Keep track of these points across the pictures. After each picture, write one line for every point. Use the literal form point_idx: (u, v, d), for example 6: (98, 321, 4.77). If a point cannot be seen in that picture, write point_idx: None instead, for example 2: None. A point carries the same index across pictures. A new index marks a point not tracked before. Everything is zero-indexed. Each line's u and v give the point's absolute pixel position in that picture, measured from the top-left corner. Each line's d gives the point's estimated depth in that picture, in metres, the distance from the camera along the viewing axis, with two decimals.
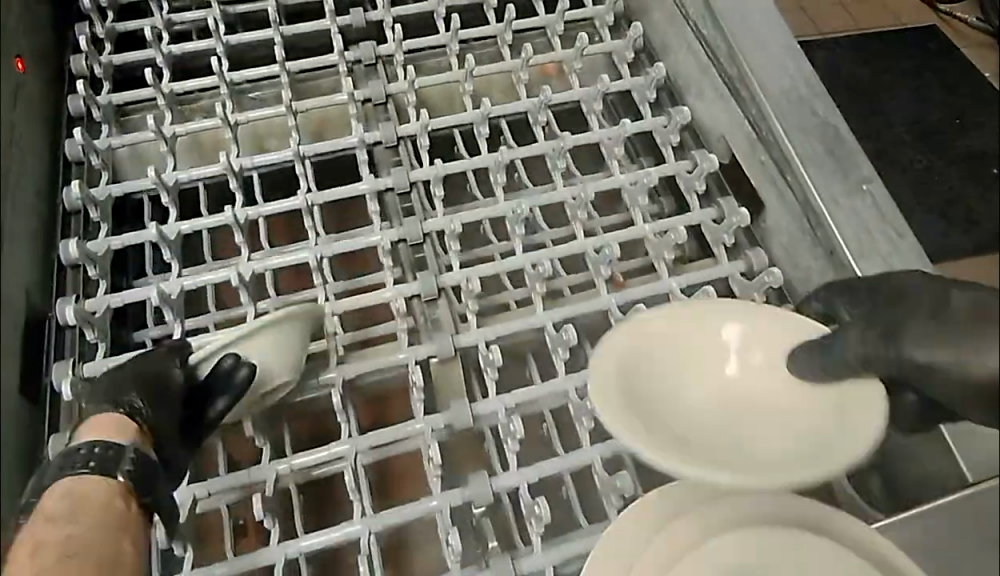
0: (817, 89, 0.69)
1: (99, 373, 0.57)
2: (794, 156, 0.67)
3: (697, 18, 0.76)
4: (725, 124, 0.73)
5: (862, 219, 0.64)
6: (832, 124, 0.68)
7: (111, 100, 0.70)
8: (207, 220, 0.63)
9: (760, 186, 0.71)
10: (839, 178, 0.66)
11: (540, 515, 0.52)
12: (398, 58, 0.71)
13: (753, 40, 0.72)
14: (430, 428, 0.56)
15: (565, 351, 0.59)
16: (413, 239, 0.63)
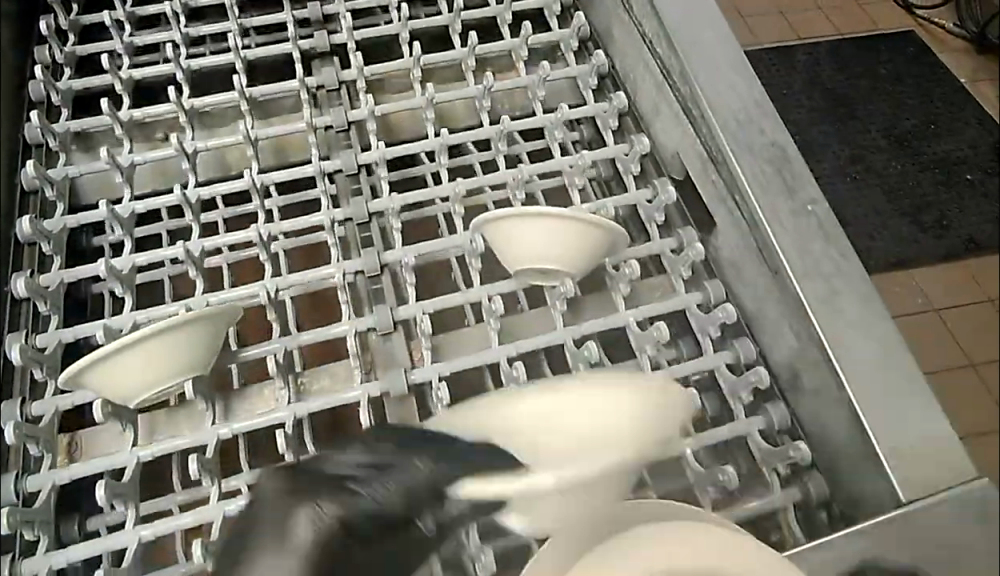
0: (765, 109, 0.73)
1: (51, 343, 0.61)
2: (741, 177, 0.70)
3: (654, 40, 0.79)
4: (677, 142, 0.77)
5: (802, 237, 0.67)
6: (780, 147, 0.71)
7: (69, 129, 0.72)
8: (159, 199, 0.68)
9: (712, 205, 0.74)
10: (786, 198, 0.69)
11: None
12: (349, 45, 0.76)
13: (706, 62, 0.75)
14: (366, 394, 0.61)
15: (496, 320, 0.65)
16: (359, 218, 0.69)
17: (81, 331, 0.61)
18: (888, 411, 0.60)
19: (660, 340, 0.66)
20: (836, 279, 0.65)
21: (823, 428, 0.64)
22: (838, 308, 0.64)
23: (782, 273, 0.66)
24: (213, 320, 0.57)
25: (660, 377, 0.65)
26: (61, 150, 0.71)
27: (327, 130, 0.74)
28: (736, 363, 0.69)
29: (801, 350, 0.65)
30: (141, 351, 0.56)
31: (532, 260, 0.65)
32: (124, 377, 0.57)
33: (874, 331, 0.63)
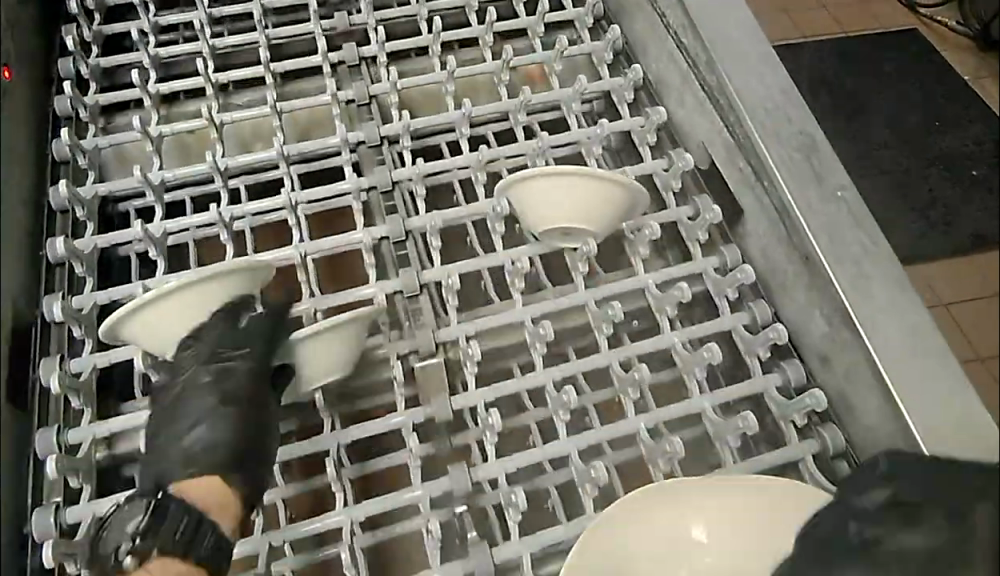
0: (793, 97, 0.70)
1: (88, 305, 0.61)
2: (771, 165, 0.67)
3: (677, 26, 0.77)
4: (705, 132, 0.75)
5: (835, 221, 0.64)
6: (809, 134, 0.68)
7: (97, 101, 0.72)
8: (192, 219, 0.65)
9: (742, 196, 0.72)
10: (816, 185, 0.66)
11: (518, 503, 0.54)
12: (381, 59, 0.72)
13: (729, 48, 0.73)
14: (410, 422, 0.58)
15: (542, 346, 0.61)
16: (396, 237, 0.64)
17: (117, 355, 0.60)
18: (920, 395, 0.58)
19: (682, 301, 0.63)
20: (865, 261, 0.62)
21: (850, 405, 0.62)
22: (869, 292, 0.61)
23: (813, 261, 0.64)
24: (245, 269, 0.58)
25: (678, 336, 0.63)
26: (91, 123, 0.71)
27: (349, 104, 0.72)
28: (752, 324, 0.68)
29: (832, 334, 0.63)
30: (175, 299, 0.56)
31: (555, 221, 0.63)
32: (161, 327, 0.58)
33: (908, 317, 0.60)
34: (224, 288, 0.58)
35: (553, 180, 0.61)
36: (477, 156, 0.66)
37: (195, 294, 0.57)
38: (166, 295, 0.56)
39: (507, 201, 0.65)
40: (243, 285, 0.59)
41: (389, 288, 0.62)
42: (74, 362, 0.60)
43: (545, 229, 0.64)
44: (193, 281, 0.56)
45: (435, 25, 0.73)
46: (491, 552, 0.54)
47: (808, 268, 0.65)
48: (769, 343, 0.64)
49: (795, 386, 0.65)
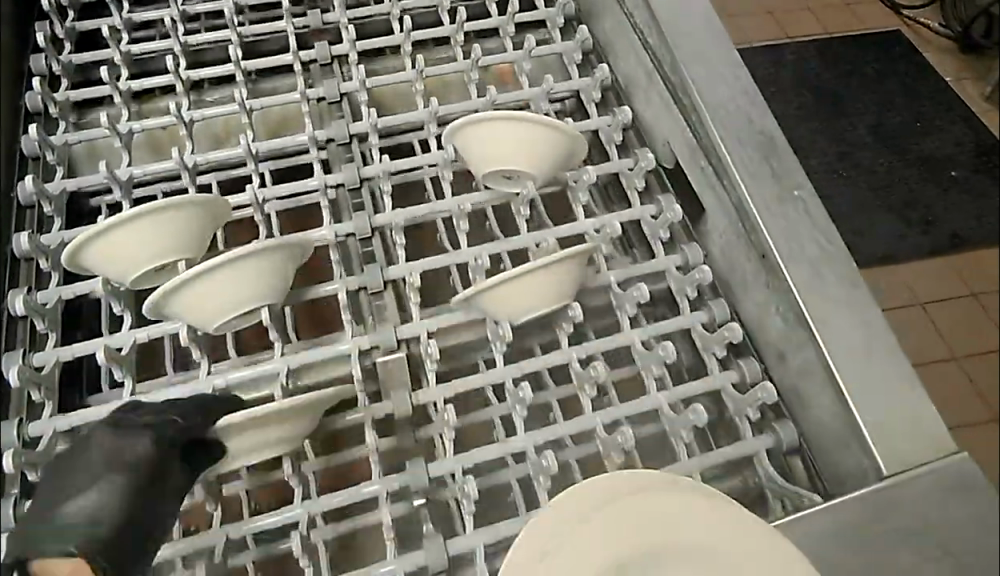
0: (756, 102, 0.74)
1: (52, 298, 0.62)
2: (731, 164, 0.70)
3: (632, 4, 0.81)
4: (670, 130, 0.77)
5: (794, 223, 0.68)
6: (768, 135, 0.72)
7: (68, 98, 0.72)
8: (159, 166, 0.67)
9: (702, 194, 0.74)
10: (773, 182, 0.70)
11: (470, 495, 0.55)
12: (352, 58, 0.72)
13: (683, 32, 0.76)
14: (372, 416, 0.59)
15: (502, 344, 0.63)
16: (362, 234, 0.65)
17: (78, 349, 0.59)
18: (871, 397, 0.60)
19: (641, 300, 0.65)
20: (804, 229, 0.68)
21: (803, 398, 0.64)
22: (819, 272, 0.66)
23: (770, 257, 0.66)
24: (186, 207, 0.58)
25: (638, 334, 0.64)
26: (62, 118, 0.72)
27: (320, 101, 0.72)
28: (709, 322, 0.68)
29: (789, 331, 0.65)
30: (133, 224, 0.57)
31: (498, 164, 0.65)
32: (117, 249, 0.58)
33: (862, 314, 0.64)
34: (182, 220, 0.58)
35: (511, 123, 0.62)
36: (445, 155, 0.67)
37: (136, 235, 0.57)
38: (126, 220, 0.56)
39: (454, 146, 0.67)
40: (191, 220, 0.59)
41: (356, 283, 0.63)
42: (40, 293, 0.62)
43: (488, 172, 0.66)
44: (133, 218, 0.56)
45: (405, 24, 0.74)
46: (446, 544, 0.55)
47: (744, 225, 0.69)
48: (725, 341, 0.65)
49: (751, 382, 0.66)
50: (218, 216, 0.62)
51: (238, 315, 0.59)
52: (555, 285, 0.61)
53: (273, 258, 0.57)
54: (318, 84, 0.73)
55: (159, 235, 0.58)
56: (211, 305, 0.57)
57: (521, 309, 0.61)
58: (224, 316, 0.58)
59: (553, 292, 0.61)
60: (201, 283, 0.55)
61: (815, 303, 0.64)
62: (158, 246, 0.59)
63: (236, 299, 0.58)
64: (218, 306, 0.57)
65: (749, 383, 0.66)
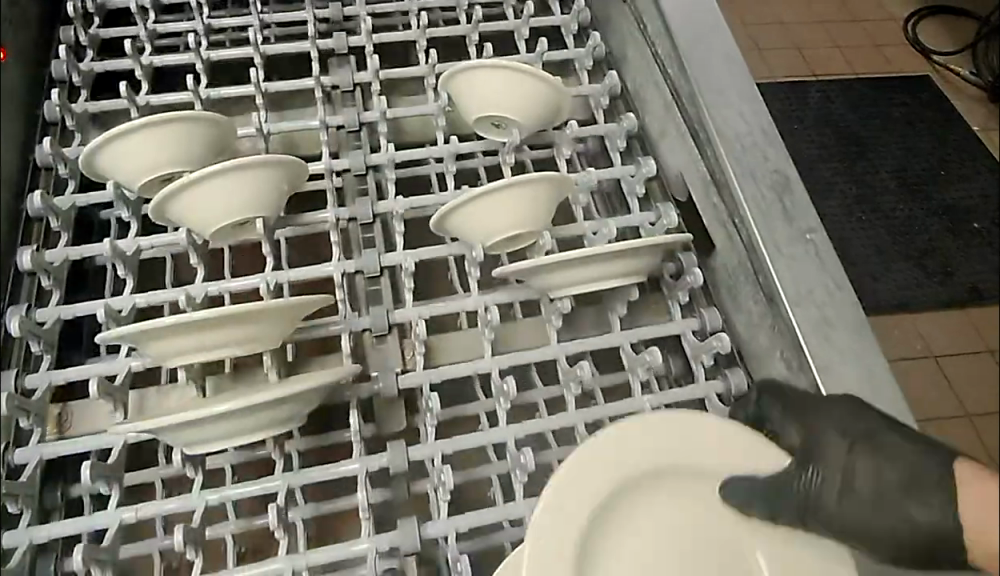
0: (772, 138, 0.74)
1: (61, 259, 0.65)
2: (744, 205, 0.71)
3: (665, 58, 0.81)
4: (682, 163, 0.80)
5: (824, 312, 0.67)
6: (782, 174, 0.72)
7: (91, 68, 0.75)
8: (173, 98, 0.73)
9: (715, 231, 0.76)
10: (786, 223, 0.70)
11: (446, 484, 0.59)
12: (368, 49, 0.75)
13: (715, 89, 0.76)
14: (356, 396, 0.63)
15: (490, 332, 0.65)
16: (363, 219, 0.69)
17: (81, 308, 0.62)
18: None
19: (652, 364, 0.66)
20: (830, 309, 0.67)
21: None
22: (829, 337, 0.66)
23: (777, 302, 0.68)
24: (181, 121, 0.63)
25: (626, 339, 0.68)
26: (84, 88, 0.75)
27: (334, 89, 0.75)
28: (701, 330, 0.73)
29: (792, 377, 0.68)
30: (145, 133, 0.62)
31: (489, 108, 0.70)
32: (130, 158, 0.64)
33: (871, 362, 0.65)
34: (188, 133, 0.64)
35: (491, 73, 0.68)
36: (447, 147, 0.70)
37: (135, 144, 0.63)
38: (139, 128, 0.62)
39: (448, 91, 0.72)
40: (188, 137, 0.64)
41: (354, 266, 0.66)
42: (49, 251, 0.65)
43: (481, 116, 0.71)
44: (131, 129, 0.61)
45: (422, 21, 0.76)
46: (421, 529, 0.58)
47: (773, 309, 0.69)
48: (713, 351, 0.70)
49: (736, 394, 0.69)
50: (223, 134, 0.67)
51: (233, 224, 0.63)
52: (524, 205, 0.65)
53: (262, 172, 0.61)
54: (333, 71, 0.76)
55: (158, 148, 0.64)
56: (206, 213, 0.62)
57: (490, 233, 0.66)
58: (216, 223, 0.62)
59: (520, 215, 0.65)
60: (199, 188, 0.60)
61: (825, 361, 0.65)
62: (164, 158, 0.64)
63: (231, 210, 0.62)
64: (213, 215, 0.62)
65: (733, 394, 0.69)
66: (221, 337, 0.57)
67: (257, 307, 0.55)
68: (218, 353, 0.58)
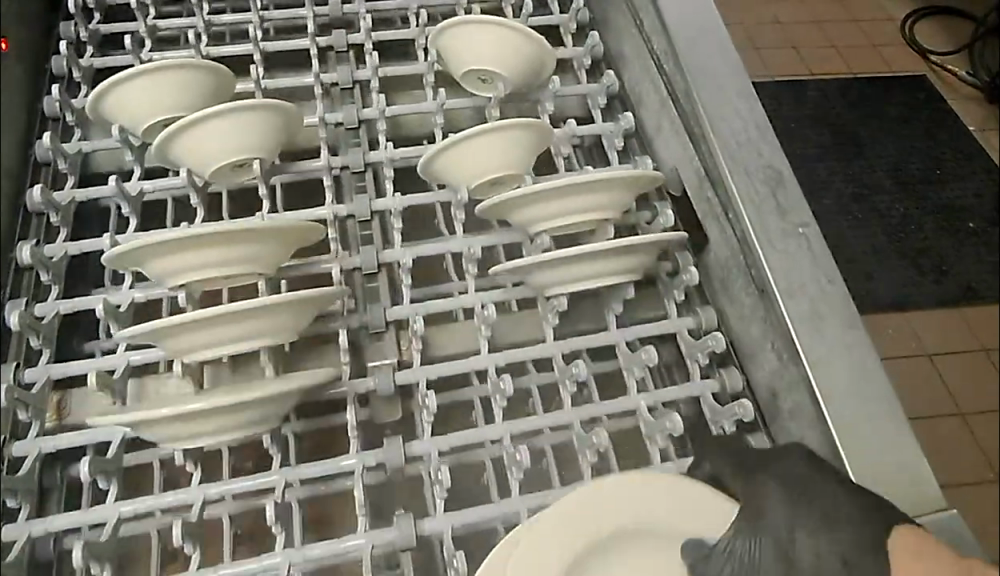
0: (765, 132, 0.72)
1: (50, 314, 0.61)
2: (736, 196, 0.69)
3: (662, 55, 0.79)
4: (677, 157, 0.79)
5: (817, 307, 0.64)
6: (776, 169, 0.71)
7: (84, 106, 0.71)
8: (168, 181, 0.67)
9: (706, 222, 0.75)
10: (778, 217, 0.69)
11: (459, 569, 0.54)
12: (373, 84, 0.71)
13: (710, 84, 0.74)
14: (361, 466, 0.58)
15: (503, 400, 0.60)
16: (368, 269, 0.64)
17: (73, 369, 0.59)
18: (874, 454, 0.60)
19: (674, 432, 0.60)
20: (821, 303, 0.65)
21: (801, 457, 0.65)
22: (820, 330, 0.63)
23: (767, 292, 0.66)
24: (182, 66, 0.62)
25: (645, 400, 0.63)
26: (78, 127, 0.71)
27: (338, 127, 0.71)
28: (697, 327, 0.70)
29: (783, 370, 0.65)
30: (147, 79, 0.62)
31: (480, 63, 0.69)
32: (132, 104, 0.64)
33: (863, 357, 0.63)
34: (189, 80, 0.63)
35: (478, 27, 0.67)
36: (438, 101, 0.68)
37: (136, 91, 0.63)
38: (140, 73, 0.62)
39: (439, 49, 0.71)
40: (187, 86, 0.63)
41: (351, 263, 0.64)
42: (39, 307, 0.62)
43: (468, 71, 0.70)
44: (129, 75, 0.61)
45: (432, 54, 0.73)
46: (417, 524, 0.56)
47: (765, 302, 0.67)
48: (735, 417, 0.64)
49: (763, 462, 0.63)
50: (224, 84, 0.66)
51: (230, 163, 0.62)
52: (520, 148, 0.64)
53: (261, 115, 0.60)
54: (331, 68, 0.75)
55: (156, 97, 0.63)
56: (199, 148, 0.60)
57: (479, 173, 0.65)
58: (212, 162, 0.62)
59: (514, 156, 0.64)
60: (192, 129, 0.59)
61: (817, 355, 0.62)
62: (166, 105, 0.64)
63: (225, 148, 0.61)
64: (206, 152, 0.61)
65: (728, 392, 0.67)
66: (202, 262, 0.54)
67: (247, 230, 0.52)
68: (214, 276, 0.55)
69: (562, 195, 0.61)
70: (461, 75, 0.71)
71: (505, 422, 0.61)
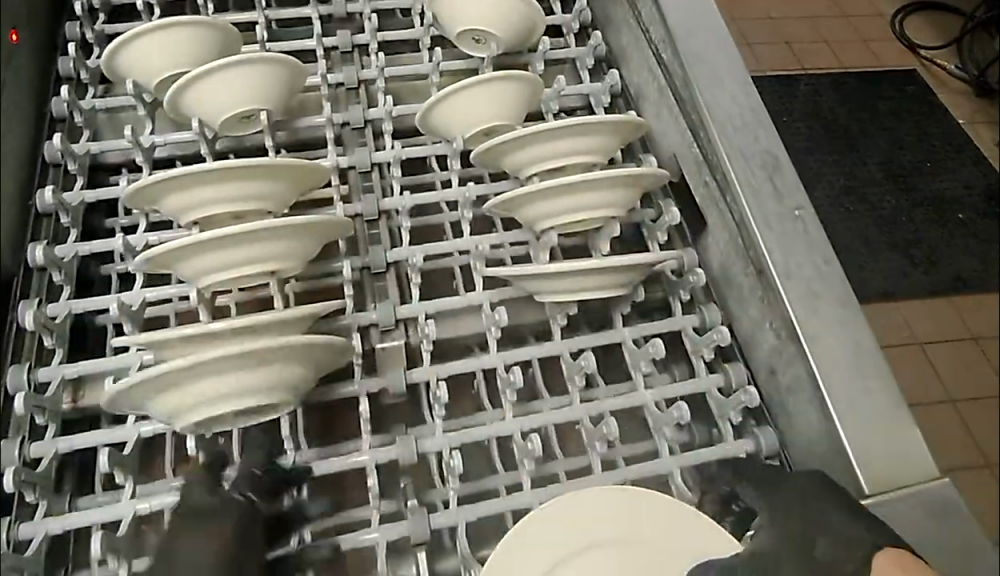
0: (761, 118, 0.76)
1: (70, 253, 0.68)
2: (735, 182, 0.73)
3: (660, 44, 0.83)
4: (677, 145, 0.82)
5: (811, 287, 0.68)
6: (773, 154, 0.74)
7: (99, 67, 0.78)
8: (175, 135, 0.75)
9: (708, 207, 0.78)
10: (777, 201, 0.72)
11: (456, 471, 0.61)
12: (373, 48, 0.76)
13: (708, 74, 0.78)
14: (363, 389, 0.64)
15: (496, 329, 0.66)
16: (369, 215, 0.71)
17: (91, 303, 0.66)
18: (861, 412, 0.64)
19: (653, 357, 0.67)
20: (817, 283, 0.68)
21: (786, 409, 0.69)
22: (815, 306, 0.67)
23: (765, 273, 0.70)
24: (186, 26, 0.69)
25: (627, 333, 0.70)
26: (91, 84, 0.78)
27: (338, 87, 0.77)
28: (679, 268, 0.77)
29: (781, 347, 0.69)
30: (154, 37, 0.69)
31: (475, 22, 0.75)
32: (145, 60, 0.71)
33: (859, 334, 0.67)
34: (197, 38, 0.70)
35: None
36: (432, 62, 0.75)
37: (145, 48, 0.70)
38: (149, 33, 0.68)
39: (434, 14, 0.77)
40: (191, 45, 0.70)
41: (353, 210, 0.71)
42: (60, 247, 0.69)
43: (462, 30, 0.76)
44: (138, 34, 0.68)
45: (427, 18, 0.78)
46: (417, 442, 0.62)
47: (762, 282, 0.71)
48: (713, 344, 0.70)
49: (736, 385, 0.70)
50: (227, 38, 0.73)
51: (239, 113, 0.70)
52: (504, 99, 0.72)
53: (262, 70, 0.68)
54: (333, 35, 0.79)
55: (163, 53, 0.70)
56: (216, 98, 0.68)
57: (472, 124, 0.73)
58: (221, 113, 0.69)
59: (499, 109, 0.72)
60: (201, 82, 0.67)
61: (814, 332, 0.66)
62: (175, 60, 0.71)
63: (231, 99, 0.69)
64: (222, 101, 0.68)
65: (710, 326, 0.73)
66: (221, 195, 0.62)
67: (264, 165, 0.61)
68: (235, 207, 0.63)
69: (547, 143, 0.68)
70: (453, 33, 0.77)
71: (498, 351, 0.67)
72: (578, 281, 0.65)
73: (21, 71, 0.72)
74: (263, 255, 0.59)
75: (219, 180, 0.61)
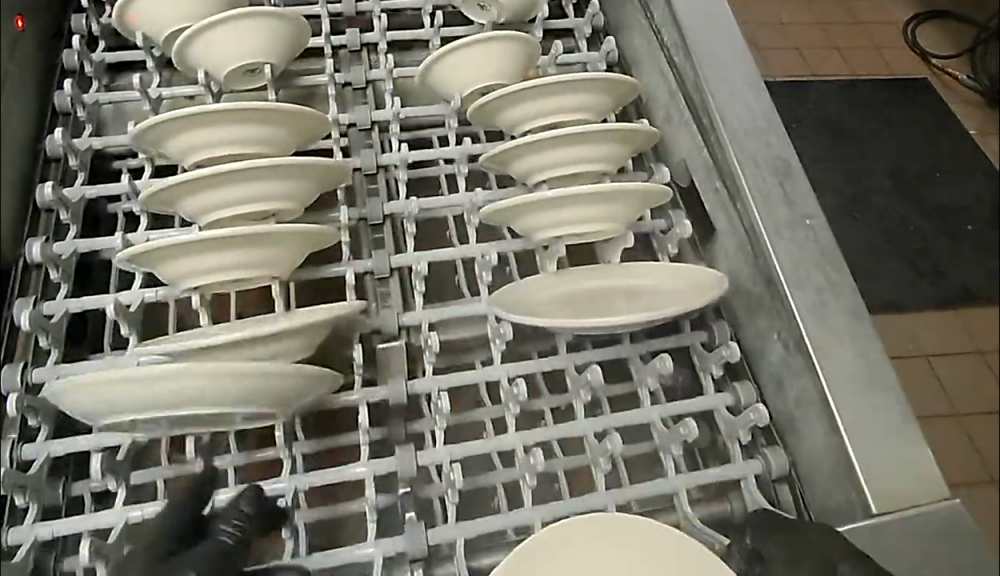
0: (774, 124, 0.73)
1: (60, 311, 0.61)
2: (743, 185, 0.69)
3: (672, 47, 0.80)
4: (686, 149, 0.79)
5: (821, 294, 0.65)
6: (786, 162, 0.71)
7: (104, 60, 0.75)
8: (184, 90, 0.72)
9: (715, 211, 0.75)
10: (787, 207, 0.69)
11: None
12: (387, 85, 0.73)
13: (721, 76, 0.75)
14: (371, 472, 0.58)
15: (515, 405, 0.62)
16: (380, 274, 0.66)
17: (79, 372, 0.59)
18: (870, 434, 0.60)
19: (686, 439, 0.61)
20: (829, 293, 0.65)
21: (824, 499, 0.62)
22: (822, 313, 0.64)
23: (773, 277, 0.66)
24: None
25: (657, 415, 0.63)
26: (89, 122, 0.72)
27: (350, 127, 0.73)
28: (709, 341, 0.70)
29: (787, 357, 0.65)
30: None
31: None
32: (147, 13, 0.69)
33: (867, 345, 0.63)
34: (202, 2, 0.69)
35: None
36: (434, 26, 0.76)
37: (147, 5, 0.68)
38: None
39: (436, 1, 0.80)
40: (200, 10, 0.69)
41: (365, 267, 0.66)
42: (47, 304, 0.61)
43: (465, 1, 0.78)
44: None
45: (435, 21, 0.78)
46: (427, 535, 0.56)
47: (771, 291, 0.67)
48: (750, 424, 0.63)
49: (777, 474, 0.63)
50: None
51: (243, 67, 0.66)
52: (513, 58, 0.69)
53: (256, 23, 0.63)
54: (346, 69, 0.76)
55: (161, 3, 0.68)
56: (222, 46, 0.64)
57: (471, 82, 0.70)
58: (223, 66, 0.66)
59: (504, 67, 0.69)
60: (201, 35, 0.63)
61: (819, 339, 0.63)
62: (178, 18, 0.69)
63: (235, 56, 0.65)
64: (223, 52, 0.65)
65: (742, 404, 0.66)
66: (226, 136, 0.58)
67: (263, 104, 0.57)
68: (238, 150, 0.59)
69: (552, 96, 0.65)
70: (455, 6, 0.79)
71: (516, 431, 0.61)
72: (578, 212, 0.61)
73: (23, 67, 0.67)
74: (255, 194, 0.56)
75: (211, 122, 0.57)
